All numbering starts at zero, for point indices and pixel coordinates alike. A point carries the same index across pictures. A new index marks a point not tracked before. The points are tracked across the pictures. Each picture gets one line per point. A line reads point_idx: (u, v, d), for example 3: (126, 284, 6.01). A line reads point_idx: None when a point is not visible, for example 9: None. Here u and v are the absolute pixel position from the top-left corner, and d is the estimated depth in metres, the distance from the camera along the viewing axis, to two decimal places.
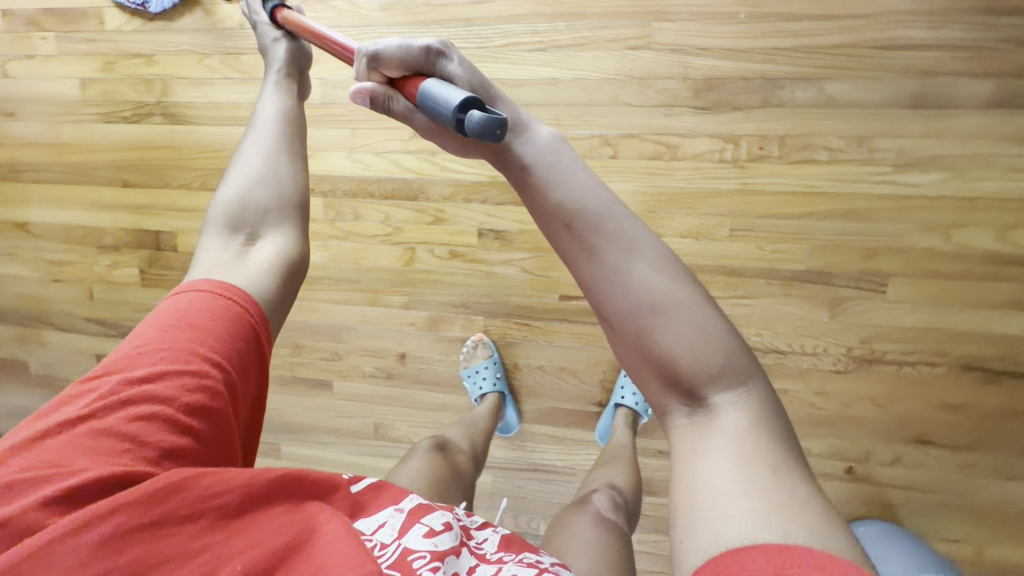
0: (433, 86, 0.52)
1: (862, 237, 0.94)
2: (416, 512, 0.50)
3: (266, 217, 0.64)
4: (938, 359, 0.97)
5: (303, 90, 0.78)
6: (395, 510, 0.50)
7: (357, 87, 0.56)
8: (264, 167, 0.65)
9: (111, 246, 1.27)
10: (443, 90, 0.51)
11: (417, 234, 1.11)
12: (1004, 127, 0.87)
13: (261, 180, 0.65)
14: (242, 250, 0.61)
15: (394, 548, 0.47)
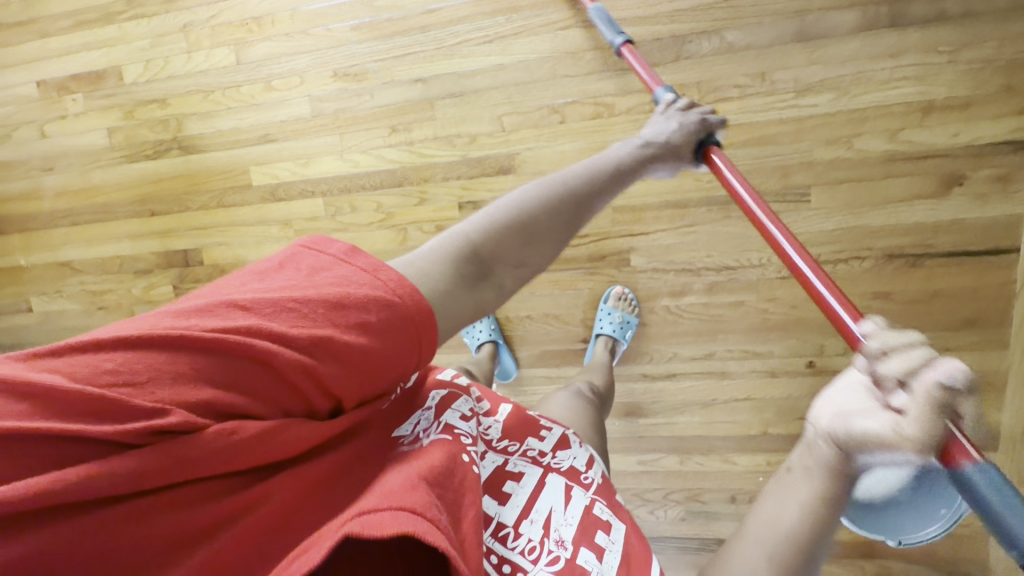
0: (1015, 505, 0.42)
1: (778, 158, 1.10)
2: (442, 406, 0.64)
3: (512, 257, 0.57)
4: (865, 253, 1.11)
5: (645, 171, 0.76)
6: (424, 410, 0.62)
7: (950, 367, 0.41)
8: (537, 201, 0.60)
9: (146, 270, 1.45)
10: (1011, 510, 0.42)
11: (406, 215, 1.28)
12: (875, 46, 1.04)
13: (518, 209, 0.59)
14: (471, 280, 0.53)
15: (435, 428, 0.58)
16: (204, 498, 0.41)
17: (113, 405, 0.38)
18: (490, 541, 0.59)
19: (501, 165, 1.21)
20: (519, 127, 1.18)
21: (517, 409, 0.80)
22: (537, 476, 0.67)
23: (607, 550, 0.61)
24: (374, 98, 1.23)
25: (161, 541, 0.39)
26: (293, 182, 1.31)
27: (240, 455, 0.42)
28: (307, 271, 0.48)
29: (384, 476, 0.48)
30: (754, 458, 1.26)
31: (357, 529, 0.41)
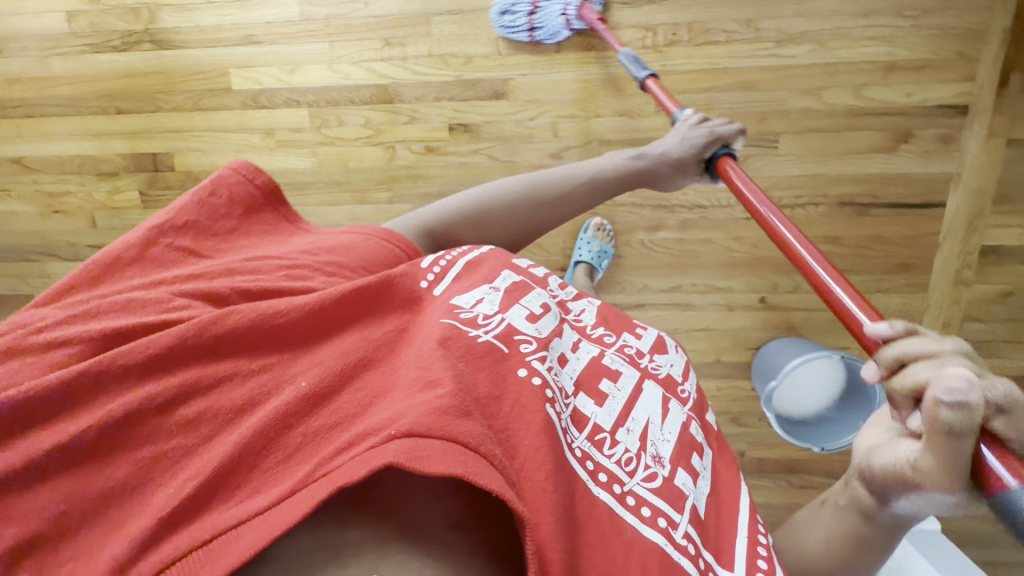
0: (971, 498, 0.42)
1: (757, 104, 1.18)
2: (510, 296, 0.67)
3: (464, 237, 0.83)
4: (821, 200, 1.23)
5: (635, 185, 0.95)
6: (491, 290, 0.66)
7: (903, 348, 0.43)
8: (500, 193, 0.86)
9: (110, 173, 1.38)
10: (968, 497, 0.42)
11: (397, 133, 1.28)
12: (852, 5, 1.12)
13: (480, 208, 0.84)
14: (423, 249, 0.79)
15: (496, 325, 0.61)
16: (243, 377, 0.46)
17: (151, 298, 0.51)
18: (587, 443, 0.60)
19: (494, 90, 1.23)
20: (515, 52, 1.21)
21: (607, 308, 0.87)
22: (635, 379, 0.71)
23: (700, 474, 0.66)
24: (368, 7, 1.21)
25: (212, 415, 0.43)
26: (278, 90, 1.28)
27: (268, 336, 0.50)
28: (283, 232, 0.69)
29: (417, 376, 0.48)
30: (706, 383, 1.40)
31: (400, 460, 0.39)
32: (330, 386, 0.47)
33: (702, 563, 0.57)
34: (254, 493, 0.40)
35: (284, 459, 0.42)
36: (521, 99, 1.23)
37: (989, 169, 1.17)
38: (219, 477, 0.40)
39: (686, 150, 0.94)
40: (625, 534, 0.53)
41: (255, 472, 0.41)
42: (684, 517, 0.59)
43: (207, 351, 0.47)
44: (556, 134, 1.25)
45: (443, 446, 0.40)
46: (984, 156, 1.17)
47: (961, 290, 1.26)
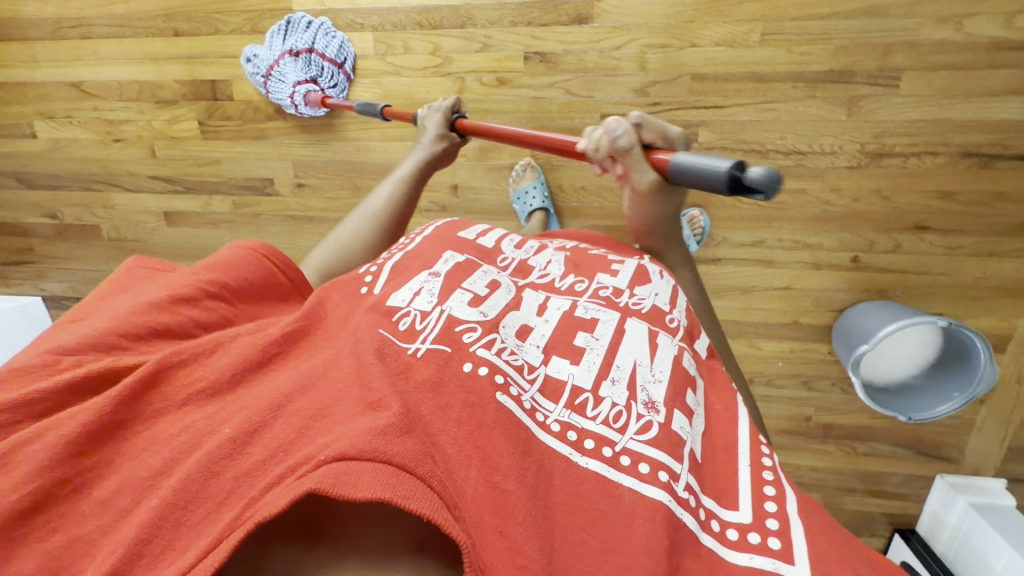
0: (703, 157, 0.62)
1: (882, 34, 1.04)
2: (450, 279, 0.66)
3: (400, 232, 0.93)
4: (940, 149, 1.10)
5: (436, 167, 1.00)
6: (430, 277, 0.66)
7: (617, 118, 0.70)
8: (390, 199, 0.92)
9: (168, 100, 1.33)
10: (704, 159, 0.62)
11: (467, 63, 1.18)
12: None
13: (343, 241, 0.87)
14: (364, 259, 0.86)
15: (435, 326, 0.58)
16: (153, 441, 0.42)
17: (47, 376, 0.45)
18: (567, 412, 0.55)
19: (578, 14, 1.11)
20: None
21: (579, 253, 0.82)
22: (614, 322, 0.66)
23: (695, 412, 0.60)
24: None
25: (128, 487, 0.40)
26: (342, 11, 1.18)
27: (162, 393, 0.46)
28: (151, 276, 0.61)
29: (356, 397, 0.46)
30: (779, 344, 1.33)
31: (327, 486, 0.37)
32: (255, 422, 0.43)
33: (703, 515, 0.51)
34: (182, 552, 0.36)
35: (217, 505, 0.38)
36: (608, 25, 1.11)
37: None
38: (139, 546, 0.36)
39: (436, 127, 1.00)
40: (623, 500, 0.48)
41: (179, 531, 0.37)
42: (683, 466, 0.53)
43: (116, 424, 0.42)
44: (642, 66, 1.13)
45: (376, 471, 0.38)
46: None
47: None
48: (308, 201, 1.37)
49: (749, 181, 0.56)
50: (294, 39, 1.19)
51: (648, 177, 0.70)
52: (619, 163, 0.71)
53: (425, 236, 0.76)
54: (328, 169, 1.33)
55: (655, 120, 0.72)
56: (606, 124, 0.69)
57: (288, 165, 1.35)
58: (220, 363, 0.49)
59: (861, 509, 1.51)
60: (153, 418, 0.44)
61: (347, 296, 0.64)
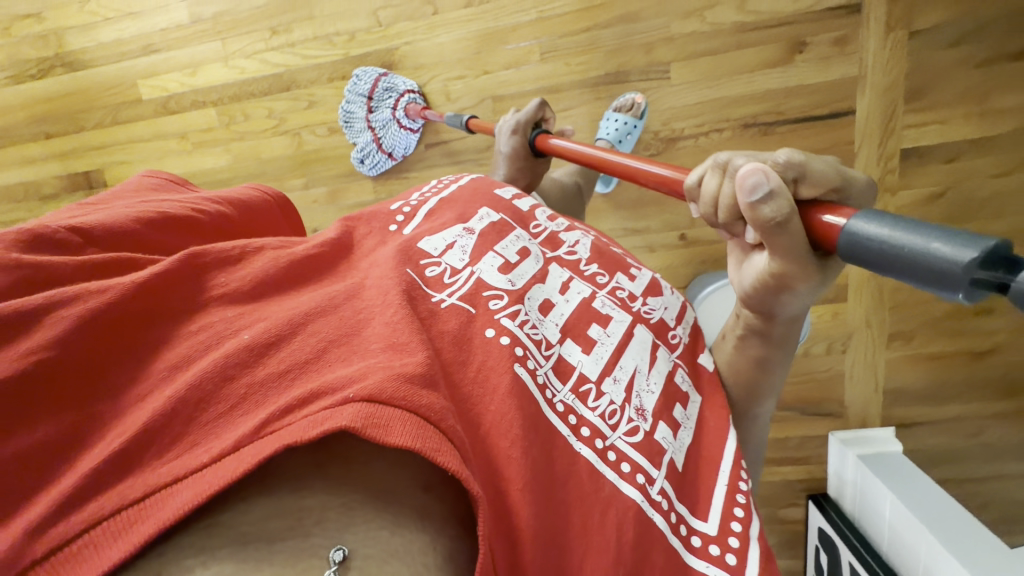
0: (911, 230, 0.36)
1: (641, 35, 1.16)
2: (482, 243, 0.66)
3: None
4: (723, 125, 1.19)
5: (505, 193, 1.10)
6: (463, 235, 0.66)
7: (751, 172, 0.42)
8: None
9: (53, 195, 1.47)
10: (901, 234, 0.36)
11: (299, 119, 1.31)
12: None
13: None
14: None
15: (463, 285, 0.58)
16: (180, 338, 0.39)
17: (60, 251, 0.42)
18: (571, 396, 0.56)
19: (382, 62, 1.25)
20: (395, 21, 1.22)
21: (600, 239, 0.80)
22: (626, 324, 0.67)
23: (682, 425, 0.63)
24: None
25: (146, 377, 0.37)
26: (184, 93, 1.33)
27: (190, 292, 0.43)
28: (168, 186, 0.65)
29: (385, 333, 0.43)
30: None
31: (359, 424, 0.34)
32: (280, 333, 0.40)
33: (673, 519, 0.55)
34: (181, 457, 0.33)
35: (222, 413, 0.35)
36: (410, 67, 1.24)
37: (894, 65, 1.11)
38: (134, 443, 0.33)
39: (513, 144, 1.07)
40: (604, 490, 0.51)
41: (169, 437, 0.34)
42: (661, 472, 0.56)
43: (140, 310, 0.39)
44: (448, 97, 1.26)
45: (402, 419, 0.35)
46: (886, 52, 1.11)
47: (887, 197, 1.19)
48: None
49: (1010, 282, 0.30)
50: (356, 93, 1.24)
51: (807, 258, 0.46)
52: (755, 232, 0.46)
53: (462, 184, 0.78)
54: None
55: (820, 164, 0.45)
56: (738, 185, 0.42)
57: None
58: (248, 275, 0.46)
59: (776, 480, 1.51)
60: (182, 313, 0.41)
61: (372, 232, 0.66)
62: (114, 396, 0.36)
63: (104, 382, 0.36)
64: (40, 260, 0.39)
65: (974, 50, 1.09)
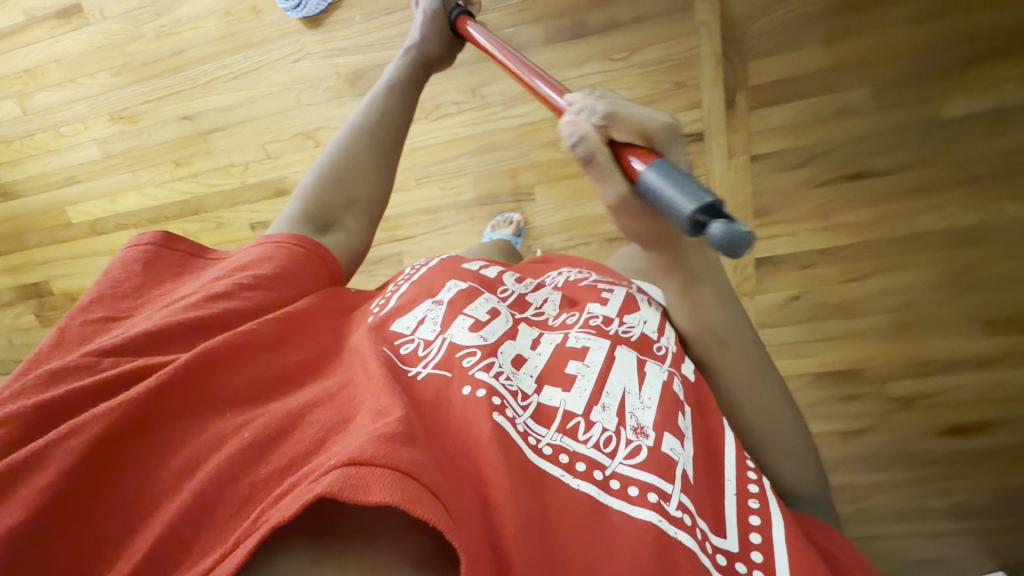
0: (671, 181, 0.44)
1: (506, 162, 1.23)
2: (454, 306, 0.62)
3: (340, 190, 0.76)
4: (590, 239, 1.25)
5: (428, 72, 0.90)
6: (433, 305, 0.63)
7: (567, 122, 0.48)
8: (342, 146, 0.79)
9: (10, 302, 1.63)
10: (666, 186, 0.44)
11: (210, 238, 1.42)
12: (564, 56, 1.12)
13: (331, 162, 0.77)
14: (315, 234, 0.72)
15: (438, 344, 0.57)
16: (192, 433, 0.44)
17: (91, 374, 0.46)
18: (558, 437, 0.50)
19: (276, 189, 1.34)
20: (282, 153, 1.31)
21: (568, 284, 0.72)
22: (604, 349, 0.59)
23: (688, 435, 0.54)
24: (152, 137, 1.36)
25: (169, 482, 0.40)
26: (108, 217, 1.47)
27: (208, 388, 0.47)
28: (175, 265, 0.63)
29: (370, 406, 0.44)
30: None
31: (337, 485, 0.35)
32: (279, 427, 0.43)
33: (700, 535, 0.48)
34: (199, 556, 0.36)
35: (233, 513, 0.38)
36: None
37: (740, 187, 1.17)
38: (156, 550, 0.37)
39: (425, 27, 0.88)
40: (612, 522, 0.45)
41: (185, 536, 0.37)
42: (676, 485, 0.49)
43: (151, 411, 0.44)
44: None
45: (387, 478, 0.36)
46: (732, 174, 1.16)
47: (748, 300, 1.26)
48: None
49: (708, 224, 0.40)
50: None
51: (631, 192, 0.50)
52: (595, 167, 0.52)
53: (432, 266, 0.72)
54: None
55: (632, 108, 0.48)
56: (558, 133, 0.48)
57: None
58: (252, 375, 0.49)
59: None
60: (199, 413, 0.45)
61: (349, 316, 0.64)
62: (145, 502, 0.40)
63: (135, 487, 0.40)
64: (60, 395, 0.43)
65: (811, 172, 1.13)
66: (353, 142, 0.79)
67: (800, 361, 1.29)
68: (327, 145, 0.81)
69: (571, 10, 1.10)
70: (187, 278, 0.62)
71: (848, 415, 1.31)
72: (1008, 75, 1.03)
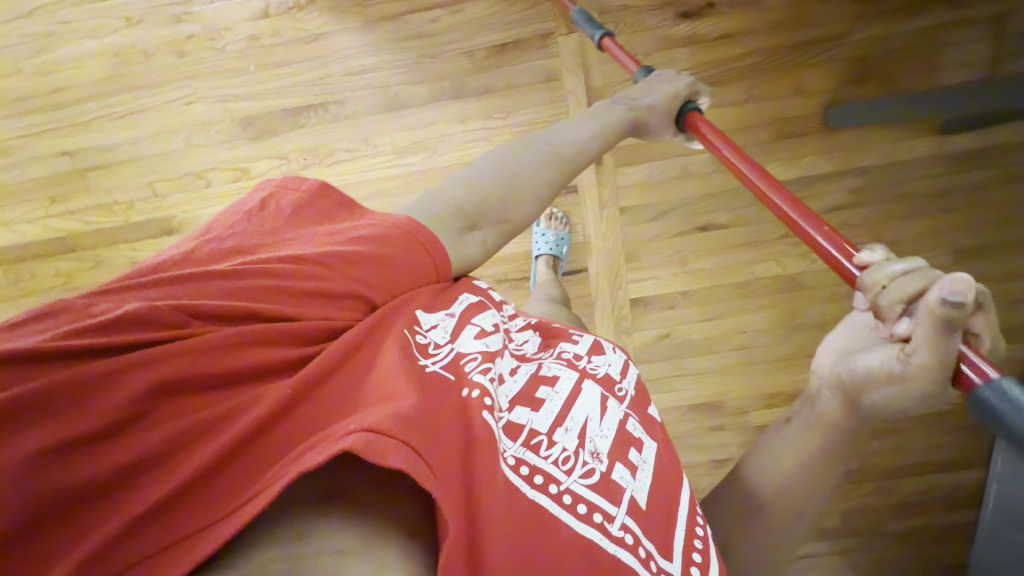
0: None
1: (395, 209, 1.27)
2: (464, 317, 0.60)
3: (496, 213, 0.68)
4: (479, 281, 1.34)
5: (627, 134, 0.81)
6: (447, 315, 0.58)
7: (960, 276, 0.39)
8: (522, 158, 0.70)
9: None
10: None
11: (86, 277, 1.36)
12: (446, 113, 1.23)
13: (509, 171, 0.70)
14: (461, 233, 0.65)
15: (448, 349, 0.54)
16: (218, 394, 0.43)
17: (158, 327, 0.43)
18: (522, 450, 0.51)
19: (163, 228, 1.32)
20: (170, 192, 1.29)
21: (546, 327, 0.74)
22: (574, 380, 0.61)
23: (641, 467, 0.56)
24: (24, 172, 1.30)
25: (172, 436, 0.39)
26: None
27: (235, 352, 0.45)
28: (316, 216, 0.60)
29: (384, 389, 0.45)
30: None
31: (359, 446, 0.38)
32: (293, 397, 0.43)
33: (642, 554, 0.50)
34: (218, 505, 0.38)
35: (252, 465, 0.40)
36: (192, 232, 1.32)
37: (611, 234, 1.30)
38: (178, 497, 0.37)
39: (656, 98, 0.81)
40: (560, 535, 0.47)
41: (224, 483, 0.39)
42: (621, 509, 0.51)
43: (208, 361, 0.43)
44: None
45: (400, 450, 0.40)
46: (603, 224, 1.30)
47: (625, 337, 1.37)
48: None
49: None
50: None
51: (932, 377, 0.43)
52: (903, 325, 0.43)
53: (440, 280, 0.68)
54: None
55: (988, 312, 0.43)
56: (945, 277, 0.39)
57: None
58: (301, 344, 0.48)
59: None
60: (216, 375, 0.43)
61: None
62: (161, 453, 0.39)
63: (151, 439, 0.39)
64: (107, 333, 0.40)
65: (666, 225, 1.29)
66: (534, 160, 0.71)
67: (672, 395, 1.41)
68: (506, 146, 0.72)
69: (453, 74, 1.21)
70: (318, 234, 0.57)
71: (717, 445, 1.44)
72: (814, 147, 1.24)
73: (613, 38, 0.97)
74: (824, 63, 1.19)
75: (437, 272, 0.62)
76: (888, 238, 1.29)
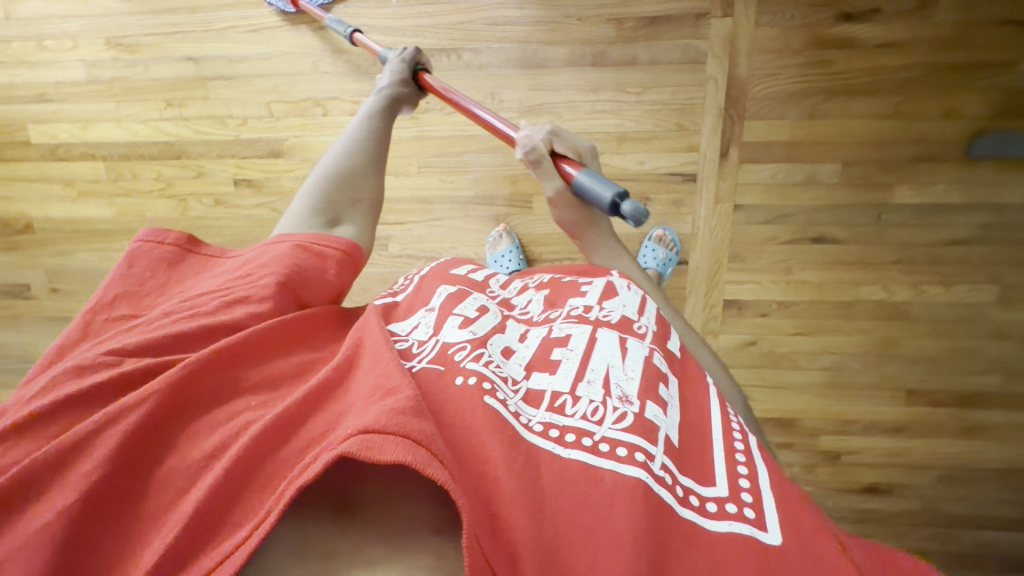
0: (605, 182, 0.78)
1: (508, 167, 1.29)
2: (444, 310, 0.67)
3: (342, 195, 0.82)
4: (574, 255, 1.32)
5: (399, 111, 0.99)
6: (426, 312, 0.68)
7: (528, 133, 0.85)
8: (340, 156, 0.87)
9: None
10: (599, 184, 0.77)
11: (187, 186, 1.37)
12: (580, 80, 1.21)
13: (334, 168, 0.85)
14: (327, 227, 0.77)
15: (432, 347, 0.60)
16: (201, 426, 0.50)
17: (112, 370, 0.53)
18: (548, 414, 0.53)
19: (271, 149, 1.32)
20: (286, 114, 1.29)
21: (553, 282, 0.79)
22: (587, 333, 0.63)
23: (670, 404, 0.57)
24: (147, 71, 1.30)
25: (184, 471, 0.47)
26: (73, 144, 1.37)
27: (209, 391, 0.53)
28: (195, 267, 0.70)
29: (375, 385, 0.49)
30: None
31: (355, 449, 0.42)
32: (286, 412, 0.49)
33: (682, 492, 0.50)
34: (229, 528, 0.44)
35: (257, 483, 0.46)
36: (297, 158, 1.32)
37: (721, 231, 1.27)
38: (198, 518, 0.44)
39: (394, 76, 1.00)
40: (604, 483, 0.47)
41: (240, 493, 0.46)
42: (660, 448, 0.51)
43: (184, 399, 0.52)
44: None
45: (396, 441, 0.42)
46: (715, 219, 1.26)
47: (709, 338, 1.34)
48: (63, 305, 1.50)
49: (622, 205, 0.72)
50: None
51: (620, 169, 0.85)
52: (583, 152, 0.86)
53: (424, 274, 0.79)
54: (78, 275, 1.48)
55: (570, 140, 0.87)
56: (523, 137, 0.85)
57: (46, 273, 1.49)
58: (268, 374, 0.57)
59: None
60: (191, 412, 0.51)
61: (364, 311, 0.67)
62: (172, 484, 0.47)
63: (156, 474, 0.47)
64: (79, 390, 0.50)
65: (779, 230, 1.26)
66: (353, 150, 0.88)
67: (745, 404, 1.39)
68: (349, 128, 0.93)
69: (595, 40, 1.18)
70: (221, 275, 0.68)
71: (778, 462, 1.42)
72: (947, 176, 1.20)
73: (430, 78, 1.01)
74: (979, 90, 1.15)
75: (348, 254, 0.74)
76: (1005, 281, 1.25)
